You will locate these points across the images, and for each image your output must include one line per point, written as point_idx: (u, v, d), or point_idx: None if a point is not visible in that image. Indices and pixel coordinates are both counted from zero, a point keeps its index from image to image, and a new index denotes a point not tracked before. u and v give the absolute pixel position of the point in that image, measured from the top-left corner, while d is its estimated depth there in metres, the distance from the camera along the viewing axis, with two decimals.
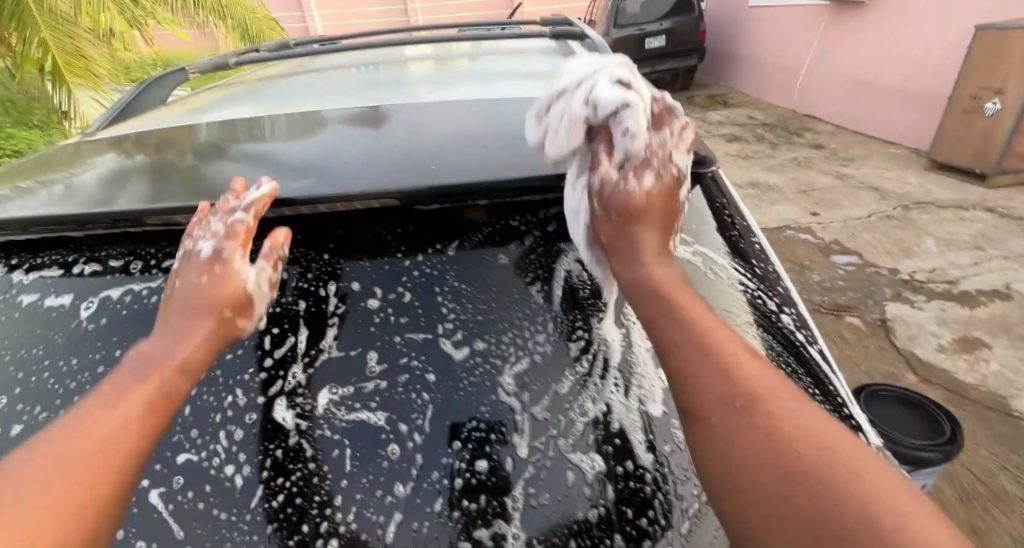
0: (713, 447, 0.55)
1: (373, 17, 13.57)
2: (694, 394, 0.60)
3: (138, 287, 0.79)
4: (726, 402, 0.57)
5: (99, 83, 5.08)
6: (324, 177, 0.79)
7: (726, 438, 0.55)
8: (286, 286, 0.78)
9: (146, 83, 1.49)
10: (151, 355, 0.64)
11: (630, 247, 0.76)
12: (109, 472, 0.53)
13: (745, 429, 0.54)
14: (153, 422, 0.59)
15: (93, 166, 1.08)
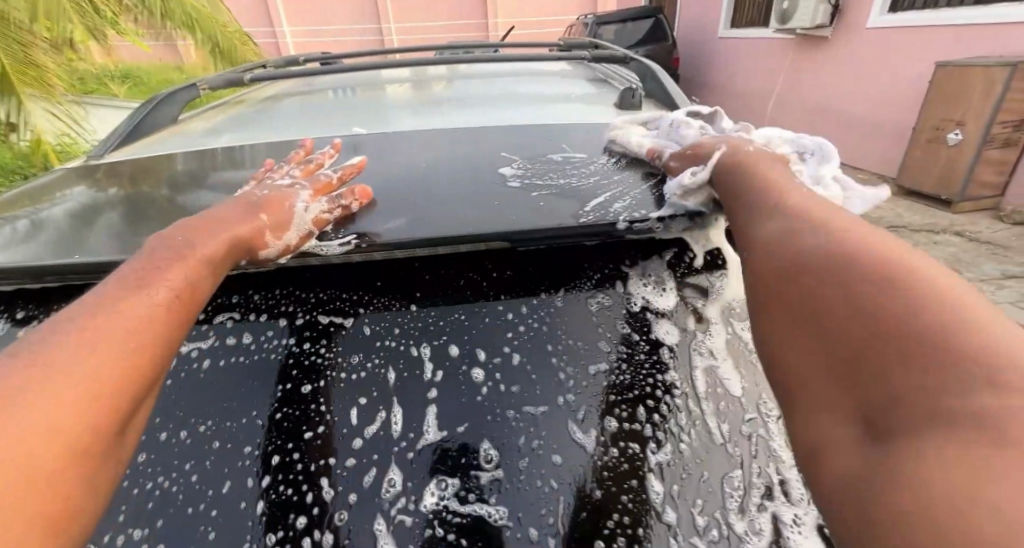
0: (804, 329, 0.50)
1: (346, 34, 13.43)
2: (785, 276, 0.54)
3: (187, 349, 0.64)
4: (830, 282, 0.49)
5: (56, 95, 4.77)
6: (418, 216, 0.68)
7: (820, 319, 0.48)
8: (371, 344, 0.66)
9: (156, 99, 1.35)
10: (178, 239, 0.59)
11: (736, 160, 0.74)
12: (131, 376, 0.46)
13: (843, 310, 0.46)
14: (181, 320, 0.53)
15: (61, 200, 0.92)
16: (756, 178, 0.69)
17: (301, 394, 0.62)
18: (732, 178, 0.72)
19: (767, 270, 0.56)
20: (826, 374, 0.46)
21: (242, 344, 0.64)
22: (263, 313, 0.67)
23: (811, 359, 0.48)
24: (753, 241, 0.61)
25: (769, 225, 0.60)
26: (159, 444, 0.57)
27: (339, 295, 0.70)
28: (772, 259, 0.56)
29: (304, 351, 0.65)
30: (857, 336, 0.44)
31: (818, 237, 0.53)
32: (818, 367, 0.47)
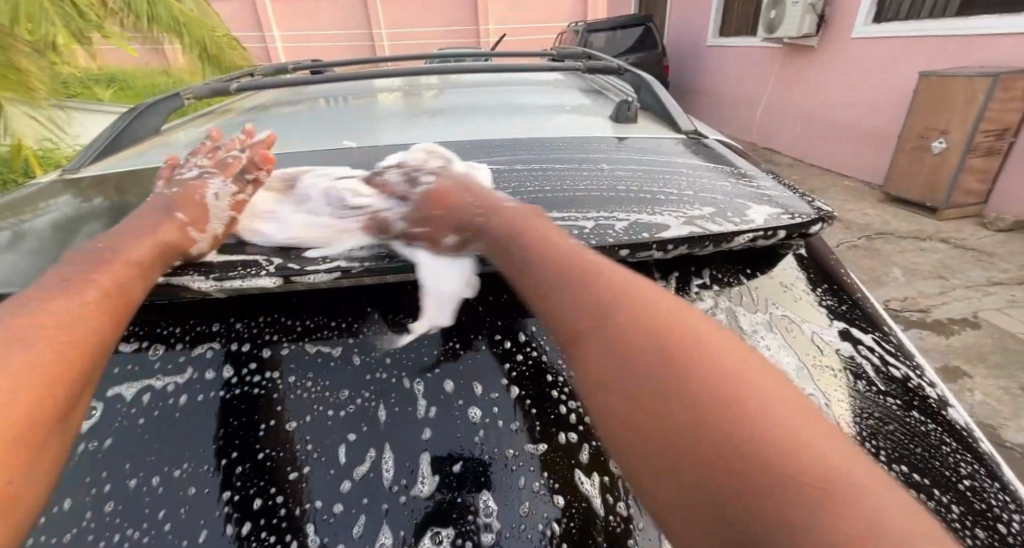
0: (629, 419, 0.43)
1: (335, 40, 13.34)
2: (604, 355, 0.47)
3: (161, 383, 0.59)
4: (650, 362, 0.44)
5: (36, 98, 4.64)
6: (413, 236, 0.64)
7: (641, 406, 0.42)
8: (361, 375, 0.62)
9: (137, 109, 1.30)
10: (101, 251, 0.59)
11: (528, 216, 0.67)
12: (58, 369, 0.46)
13: (670, 392, 0.42)
14: (111, 319, 0.53)
15: (46, 211, 0.86)
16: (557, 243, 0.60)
17: (288, 432, 0.58)
18: (521, 248, 0.61)
19: (594, 345, 0.49)
20: (658, 470, 0.40)
21: (223, 378, 0.60)
22: (246, 342, 0.63)
23: (641, 456, 0.41)
24: (569, 311, 0.53)
25: (574, 292, 0.53)
26: (128, 492, 0.52)
27: (328, 322, 0.66)
28: (590, 336, 0.50)
29: (290, 385, 0.61)
30: (685, 424, 0.39)
31: (627, 309, 0.50)
32: (649, 465, 0.40)
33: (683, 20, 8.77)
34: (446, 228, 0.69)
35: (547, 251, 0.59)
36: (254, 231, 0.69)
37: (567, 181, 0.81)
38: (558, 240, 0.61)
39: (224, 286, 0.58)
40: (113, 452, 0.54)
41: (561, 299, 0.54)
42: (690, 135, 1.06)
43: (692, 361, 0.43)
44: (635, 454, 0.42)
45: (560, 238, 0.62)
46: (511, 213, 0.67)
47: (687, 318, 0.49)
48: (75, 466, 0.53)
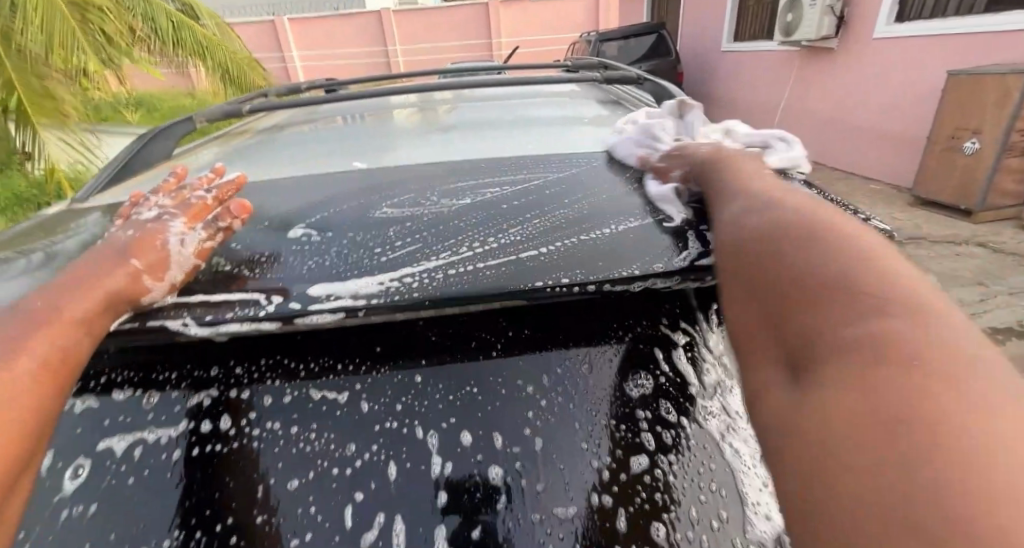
0: (755, 288, 0.49)
1: (349, 57, 13.65)
2: (746, 244, 0.53)
3: (153, 437, 0.55)
4: (799, 253, 0.48)
5: (69, 122, 4.83)
6: (421, 268, 0.58)
7: (767, 283, 0.48)
8: (367, 424, 0.56)
9: (150, 133, 1.29)
10: (38, 306, 0.52)
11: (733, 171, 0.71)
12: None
13: (810, 270, 0.45)
14: (53, 392, 0.48)
15: (59, 236, 0.84)
16: (752, 178, 0.68)
17: (289, 492, 0.52)
18: (717, 175, 0.73)
19: (746, 235, 0.54)
20: (766, 330, 0.46)
21: (220, 431, 0.55)
22: (245, 389, 0.58)
23: (750, 319, 0.48)
24: (728, 217, 0.60)
25: (763, 230, 0.53)
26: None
27: (334, 365, 0.60)
28: (737, 231, 0.56)
29: (293, 436, 0.55)
30: (809, 301, 0.43)
31: (793, 216, 0.53)
32: (756, 325, 0.47)
33: (696, 26, 8.69)
34: (675, 165, 0.82)
35: (734, 185, 0.66)
36: (250, 265, 0.64)
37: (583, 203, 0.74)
38: (754, 179, 0.67)
39: (223, 327, 0.52)
40: (99, 519, 0.50)
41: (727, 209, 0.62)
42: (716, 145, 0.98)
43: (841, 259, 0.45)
44: (752, 316, 0.48)
45: (751, 173, 0.70)
46: (718, 150, 0.80)
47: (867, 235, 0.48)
48: (59, 535, 0.49)
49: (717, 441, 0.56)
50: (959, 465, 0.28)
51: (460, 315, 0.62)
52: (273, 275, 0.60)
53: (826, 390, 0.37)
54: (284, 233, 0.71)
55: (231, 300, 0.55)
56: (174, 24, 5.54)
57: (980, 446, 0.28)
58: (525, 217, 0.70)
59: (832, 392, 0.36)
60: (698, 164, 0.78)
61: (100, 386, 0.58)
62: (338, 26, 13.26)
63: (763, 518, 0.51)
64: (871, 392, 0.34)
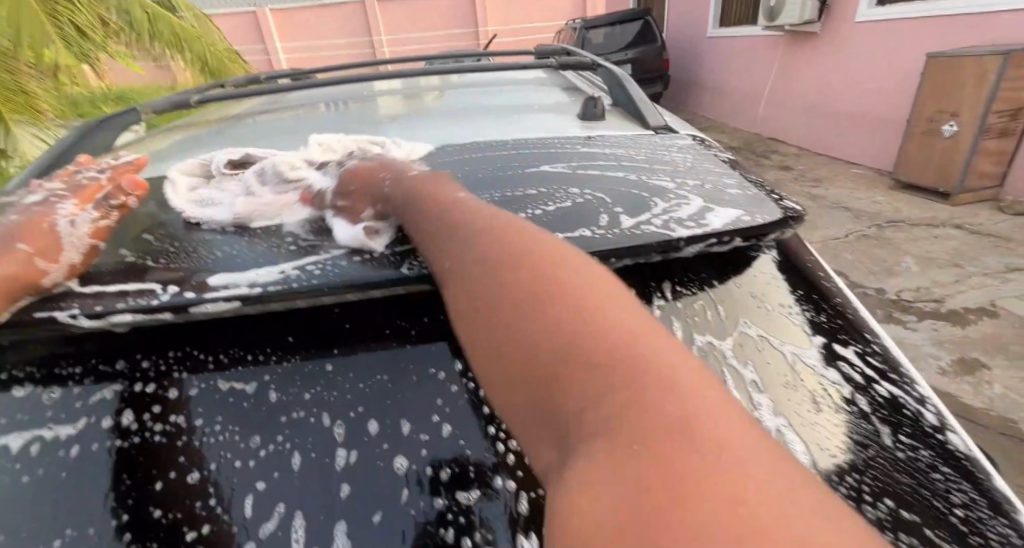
0: (501, 345, 0.41)
1: (333, 47, 13.39)
2: (482, 292, 0.45)
3: (52, 433, 0.54)
4: (535, 296, 0.42)
5: (43, 118, 4.70)
6: (330, 256, 0.58)
7: (515, 337, 0.41)
8: (275, 416, 0.56)
9: (89, 123, 1.26)
10: None
11: (435, 191, 0.63)
12: None
13: (550, 316, 0.40)
14: None
15: None
16: (447, 193, 0.62)
17: (190, 485, 0.52)
18: (412, 204, 0.61)
19: (484, 279, 0.46)
20: (516, 395, 0.39)
21: (121, 426, 0.55)
22: (151, 382, 0.57)
23: (502, 384, 0.40)
24: (454, 255, 0.51)
25: (496, 259, 0.48)
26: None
27: (243, 356, 0.59)
28: (465, 279, 0.48)
29: (197, 430, 0.55)
30: (552, 354, 0.38)
31: (516, 250, 0.48)
32: (509, 391, 0.39)
33: (682, 12, 8.62)
34: (363, 203, 0.68)
35: (446, 210, 0.57)
36: (155, 256, 0.62)
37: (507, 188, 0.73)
38: (464, 202, 0.59)
39: (116, 318, 0.51)
40: None
41: (447, 245, 0.53)
42: (659, 130, 0.98)
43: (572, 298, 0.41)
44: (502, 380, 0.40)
45: (453, 197, 0.60)
46: (413, 179, 0.66)
47: (582, 264, 0.47)
48: None
49: None
50: (748, 512, 0.24)
51: (372, 303, 0.61)
52: (177, 266, 0.59)
53: (586, 482, 0.29)
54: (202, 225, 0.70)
55: (128, 291, 0.54)
56: (149, 15, 5.42)
57: (737, 498, 0.25)
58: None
59: (594, 464, 0.30)
60: (388, 198, 0.66)
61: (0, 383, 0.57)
62: (321, 17, 13.01)
63: None
64: (640, 454, 0.29)
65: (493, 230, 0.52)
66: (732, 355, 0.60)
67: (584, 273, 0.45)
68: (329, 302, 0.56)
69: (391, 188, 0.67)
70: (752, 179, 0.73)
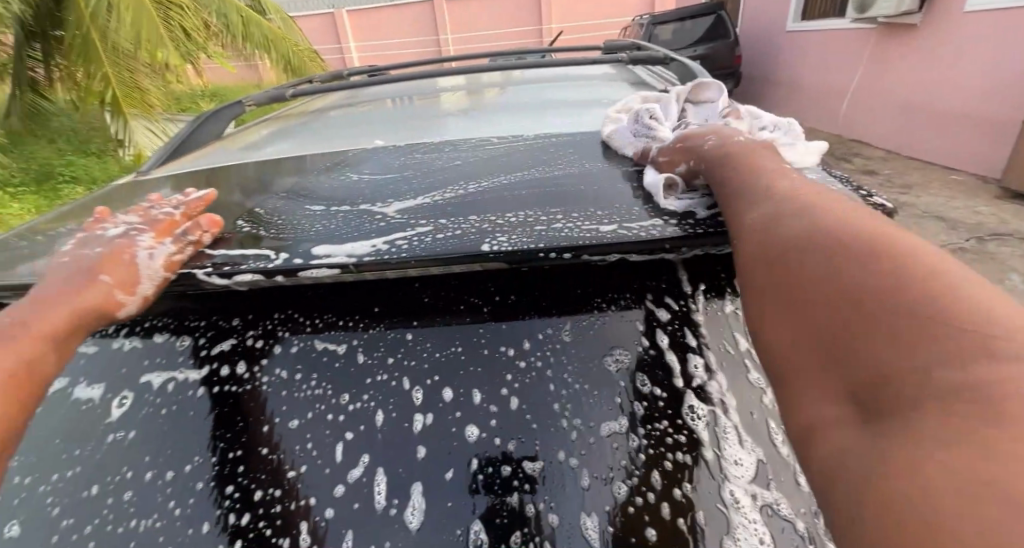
0: (798, 307, 0.46)
1: (401, 47, 13.97)
2: (781, 252, 0.50)
3: (183, 375, 0.63)
4: (846, 269, 0.44)
5: (153, 111, 5.33)
6: (415, 234, 0.63)
7: (818, 303, 0.44)
8: (361, 377, 0.62)
9: (205, 115, 1.42)
10: (17, 319, 0.56)
11: (733, 158, 0.70)
12: None
13: (857, 289, 0.42)
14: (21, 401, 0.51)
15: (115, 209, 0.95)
16: (762, 160, 0.67)
17: (290, 430, 0.59)
18: (729, 171, 0.67)
19: (784, 247, 0.50)
20: (812, 354, 0.43)
21: (235, 375, 0.63)
22: (260, 338, 0.65)
23: (795, 343, 0.45)
24: (751, 221, 0.56)
25: (796, 220, 0.52)
26: (145, 486, 0.56)
27: (335, 321, 0.66)
28: (761, 234, 0.53)
29: (296, 384, 0.62)
30: (863, 323, 0.40)
31: (830, 223, 0.49)
32: (801, 350, 0.44)
33: (759, 5, 8.13)
34: (682, 159, 0.76)
35: (761, 184, 0.61)
36: (264, 228, 0.71)
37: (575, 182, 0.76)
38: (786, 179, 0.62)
39: (248, 279, 0.59)
40: (135, 443, 0.59)
41: (754, 208, 0.57)
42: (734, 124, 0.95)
43: (898, 274, 0.41)
44: (796, 340, 0.45)
45: (769, 166, 0.65)
46: (728, 145, 0.73)
47: (919, 244, 0.44)
48: (105, 454, 0.59)
49: (694, 425, 0.56)
50: None
51: (451, 280, 0.66)
52: (283, 237, 0.66)
53: (898, 417, 0.33)
54: (303, 205, 0.78)
55: (254, 257, 0.62)
56: (244, 19, 5.97)
57: None
58: (518, 193, 0.72)
59: (909, 416, 0.33)
60: (710, 162, 0.73)
61: (143, 330, 0.67)
62: (392, 18, 13.63)
63: (738, 502, 0.50)
64: (968, 400, 0.31)
65: (808, 206, 0.54)
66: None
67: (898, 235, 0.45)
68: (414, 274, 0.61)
69: (719, 154, 0.73)
70: (838, 175, 0.70)
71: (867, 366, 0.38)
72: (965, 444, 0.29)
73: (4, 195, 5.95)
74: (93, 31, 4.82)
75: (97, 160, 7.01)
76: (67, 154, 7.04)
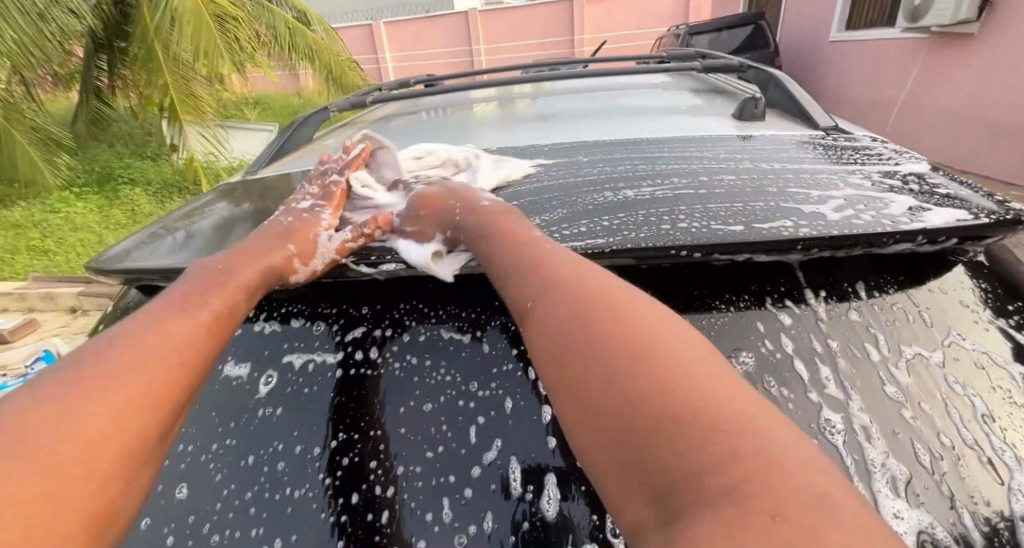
0: (556, 361, 0.48)
1: (436, 56, 14.30)
2: (548, 318, 0.51)
3: (321, 357, 0.68)
4: (585, 319, 0.49)
5: (206, 118, 5.65)
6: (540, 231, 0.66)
7: (585, 366, 0.45)
8: (487, 366, 0.65)
9: (296, 122, 1.50)
10: (217, 268, 0.69)
11: (478, 221, 0.73)
12: (169, 393, 0.53)
13: (597, 335, 0.47)
14: (217, 339, 0.61)
15: (232, 206, 1.03)
16: (495, 216, 0.72)
17: (424, 413, 0.63)
18: (477, 232, 0.71)
19: (540, 303, 0.53)
20: (590, 425, 0.42)
21: (369, 359, 0.67)
22: (389, 327, 0.70)
23: (574, 416, 0.44)
24: (516, 273, 0.59)
25: (543, 285, 0.55)
26: (296, 458, 0.61)
27: (459, 313, 0.70)
28: (525, 299, 0.55)
29: (426, 370, 0.66)
30: (606, 369, 0.44)
31: (574, 287, 0.53)
32: (580, 423, 0.43)
33: (802, 13, 7.95)
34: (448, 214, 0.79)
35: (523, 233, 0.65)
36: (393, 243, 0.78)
37: (685, 178, 0.76)
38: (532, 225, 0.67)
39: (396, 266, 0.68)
40: (283, 419, 0.64)
41: (516, 268, 0.59)
42: (827, 131, 0.95)
43: (632, 339, 0.45)
44: (559, 395, 0.46)
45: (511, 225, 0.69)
46: (470, 204, 0.78)
47: (636, 306, 0.50)
48: (255, 428, 0.64)
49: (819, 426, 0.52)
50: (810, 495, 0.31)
51: None
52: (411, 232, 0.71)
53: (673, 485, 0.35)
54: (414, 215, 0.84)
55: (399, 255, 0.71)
56: (292, 31, 6.25)
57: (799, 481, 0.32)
58: (629, 191, 0.73)
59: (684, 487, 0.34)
60: (459, 225, 0.76)
61: (281, 315, 0.73)
62: (428, 29, 14.00)
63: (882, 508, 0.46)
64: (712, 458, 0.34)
65: (548, 253, 0.59)
66: (946, 372, 0.55)
67: (624, 296, 0.51)
68: None
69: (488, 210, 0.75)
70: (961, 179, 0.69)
71: (612, 408, 0.41)
72: (691, 459, 0.35)
73: (70, 195, 6.41)
74: (157, 43, 5.19)
75: (151, 163, 7.45)
76: (124, 157, 7.51)
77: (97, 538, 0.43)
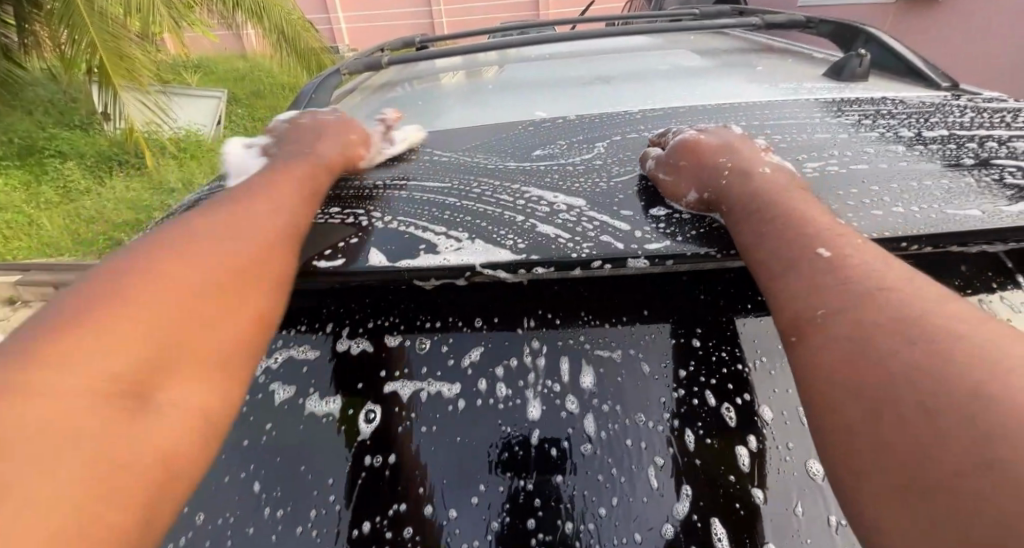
0: (808, 372, 0.39)
1: (396, 13, 13.24)
2: (806, 321, 0.41)
3: (437, 388, 0.55)
4: (853, 327, 0.38)
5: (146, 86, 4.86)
6: (699, 232, 0.58)
7: (850, 378, 0.36)
8: (652, 391, 0.53)
9: (307, 88, 1.28)
10: (288, 162, 0.72)
11: (750, 180, 0.59)
12: (278, 243, 0.55)
13: (873, 343, 0.36)
14: (304, 208, 0.64)
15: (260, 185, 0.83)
16: (776, 183, 0.57)
17: (584, 455, 0.50)
18: (747, 207, 0.56)
19: (795, 300, 0.43)
20: (850, 451, 0.34)
21: (499, 389, 0.55)
22: (515, 348, 0.57)
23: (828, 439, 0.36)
24: (770, 261, 0.48)
25: (797, 278, 0.45)
26: (427, 522, 0.48)
27: (598, 323, 0.58)
28: (779, 292, 0.46)
29: (576, 398, 0.53)
30: (881, 382, 0.34)
31: (842, 281, 0.42)
32: (837, 450, 0.35)
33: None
34: (685, 183, 0.63)
35: (778, 213, 0.52)
36: (426, 219, 0.64)
37: (847, 150, 0.67)
38: (796, 204, 0.53)
39: (463, 262, 0.55)
40: (400, 470, 0.51)
41: (756, 249, 0.50)
42: (951, 92, 0.87)
43: (922, 350, 0.34)
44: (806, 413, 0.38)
45: (792, 195, 0.55)
46: (748, 165, 0.62)
47: (952, 308, 0.36)
48: (364, 483, 0.51)
49: None
50: None
51: (726, 274, 0.59)
52: (537, 228, 0.59)
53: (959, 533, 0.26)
54: (464, 192, 0.70)
55: (460, 246, 0.58)
56: None
57: None
58: (762, 165, 0.62)
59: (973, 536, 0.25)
60: (727, 188, 0.60)
61: (368, 331, 0.60)
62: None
63: None
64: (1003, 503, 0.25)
65: (797, 243, 0.47)
66: None
67: (914, 296, 0.38)
68: (709, 262, 0.56)
69: (730, 179, 0.61)
70: None
71: (885, 426, 0.32)
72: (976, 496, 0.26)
73: None
74: None
75: (79, 134, 6.54)
76: (44, 125, 6.55)
77: (228, 381, 0.43)
